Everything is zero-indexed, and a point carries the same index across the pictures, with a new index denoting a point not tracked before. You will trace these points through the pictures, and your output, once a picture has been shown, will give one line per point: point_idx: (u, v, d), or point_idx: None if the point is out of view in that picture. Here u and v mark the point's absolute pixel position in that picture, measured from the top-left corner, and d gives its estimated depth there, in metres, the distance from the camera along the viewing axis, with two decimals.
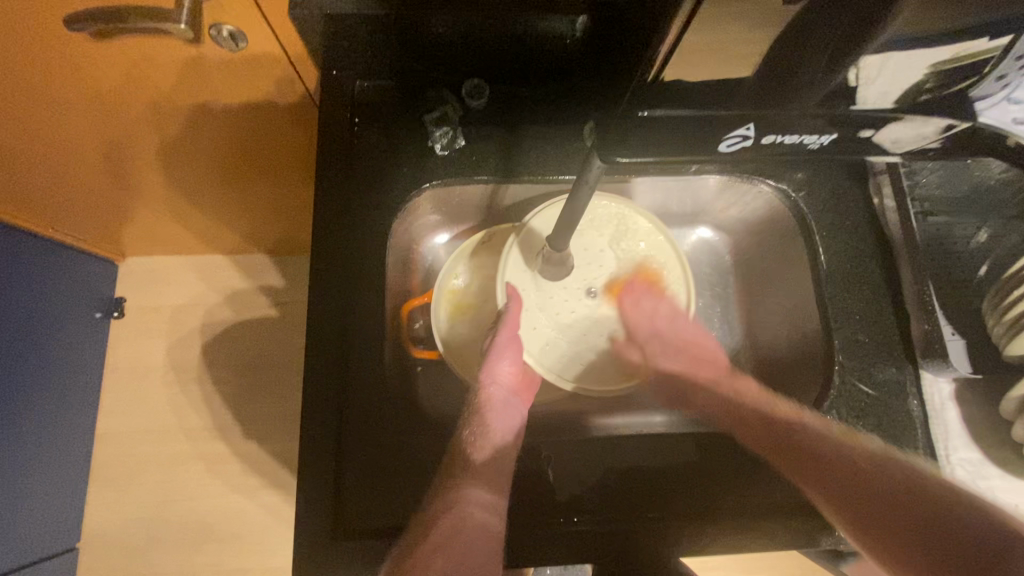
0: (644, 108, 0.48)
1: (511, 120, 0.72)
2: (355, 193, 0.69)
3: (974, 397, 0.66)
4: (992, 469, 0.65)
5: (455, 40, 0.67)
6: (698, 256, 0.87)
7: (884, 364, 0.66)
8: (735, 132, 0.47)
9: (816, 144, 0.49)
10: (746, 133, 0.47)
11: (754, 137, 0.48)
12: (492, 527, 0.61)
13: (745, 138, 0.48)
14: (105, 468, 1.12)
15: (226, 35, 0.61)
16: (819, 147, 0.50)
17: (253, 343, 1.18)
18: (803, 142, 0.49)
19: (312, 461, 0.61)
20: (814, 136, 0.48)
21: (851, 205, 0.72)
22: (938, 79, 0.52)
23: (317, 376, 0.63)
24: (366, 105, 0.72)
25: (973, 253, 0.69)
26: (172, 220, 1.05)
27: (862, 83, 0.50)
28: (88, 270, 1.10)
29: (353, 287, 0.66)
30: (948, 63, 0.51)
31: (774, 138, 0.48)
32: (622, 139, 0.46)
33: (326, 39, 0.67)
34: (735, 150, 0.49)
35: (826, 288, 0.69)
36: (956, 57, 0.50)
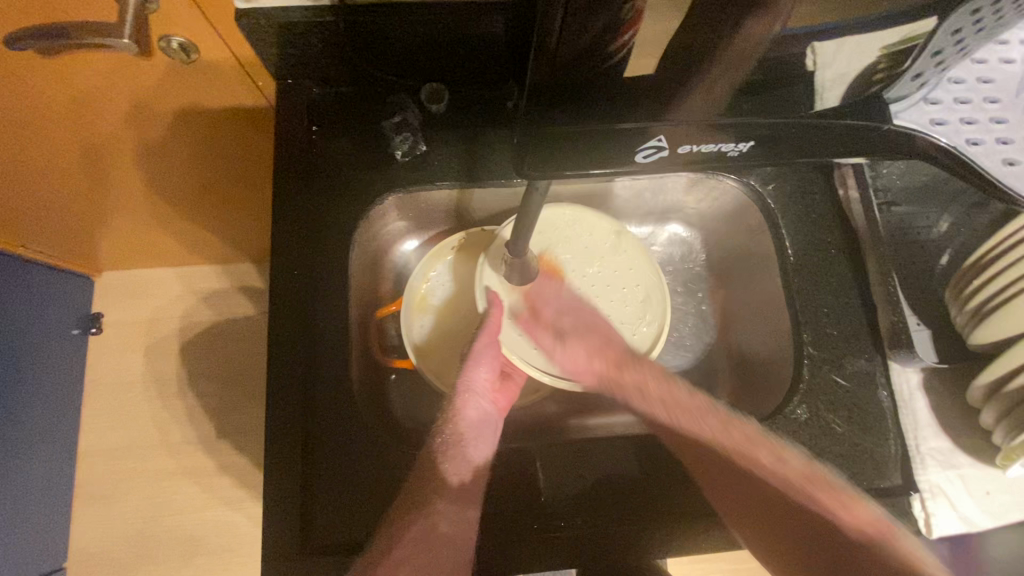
0: (588, 120, 0.45)
1: (472, 123, 0.72)
2: (316, 203, 0.68)
3: (942, 386, 0.67)
4: (963, 457, 0.65)
5: (411, 43, 0.66)
6: (670, 253, 0.86)
7: (853, 356, 0.66)
8: (647, 144, 0.46)
9: (737, 151, 0.48)
10: (658, 144, 0.47)
11: (669, 148, 0.47)
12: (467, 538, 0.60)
13: (659, 149, 0.47)
14: (87, 487, 1.10)
15: (176, 46, 0.60)
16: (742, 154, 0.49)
17: (232, 355, 1.16)
18: (721, 150, 0.48)
19: (281, 477, 0.60)
20: (732, 144, 0.48)
21: (817, 198, 0.71)
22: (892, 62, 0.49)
23: (285, 391, 0.62)
24: (325, 114, 0.71)
25: (936, 243, 0.69)
26: (144, 233, 1.03)
27: (818, 68, 0.49)
28: (61, 287, 1.08)
29: (319, 298, 0.65)
30: (900, 46, 0.48)
31: (691, 148, 0.48)
32: (553, 146, 0.45)
33: (280, 50, 0.66)
34: (654, 162, 0.48)
35: (795, 282, 0.69)
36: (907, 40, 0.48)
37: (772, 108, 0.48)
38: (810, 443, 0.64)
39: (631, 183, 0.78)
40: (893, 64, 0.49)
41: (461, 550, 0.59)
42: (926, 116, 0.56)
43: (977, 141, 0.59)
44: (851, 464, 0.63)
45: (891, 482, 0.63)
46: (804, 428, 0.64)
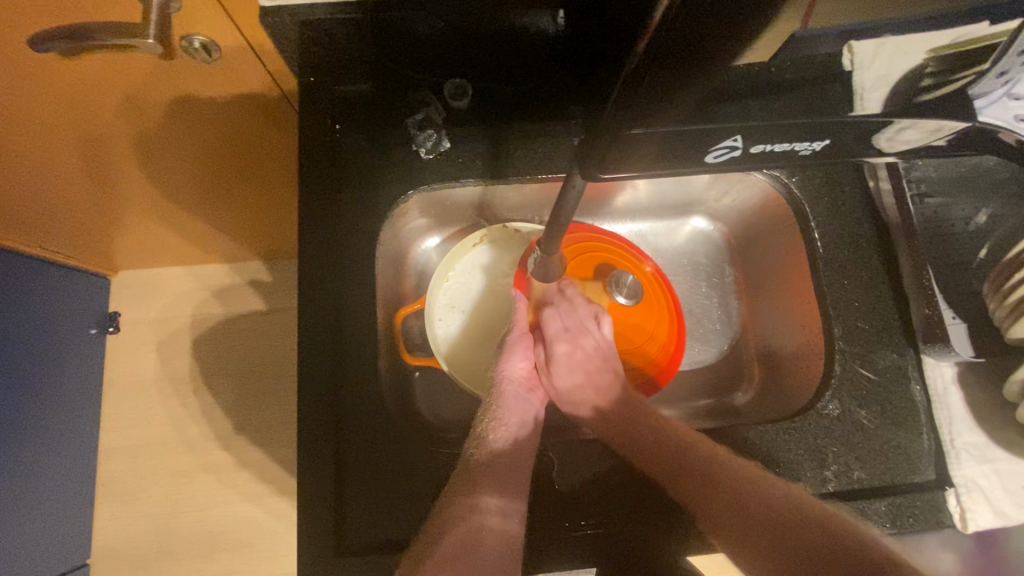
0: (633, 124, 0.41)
1: (497, 118, 0.71)
2: (340, 202, 0.68)
3: (976, 380, 0.66)
4: (997, 452, 0.64)
5: (436, 38, 0.65)
6: (693, 247, 0.86)
7: (885, 350, 0.65)
8: (720, 143, 0.45)
9: (808, 149, 0.47)
10: (733, 144, 0.46)
11: (743, 147, 0.46)
12: (509, 533, 0.61)
13: (733, 148, 0.46)
14: (109, 483, 1.11)
15: (198, 47, 0.59)
16: (811, 152, 0.48)
17: (250, 352, 1.17)
18: (793, 149, 0.47)
19: (311, 476, 0.60)
20: (806, 142, 0.46)
21: (846, 191, 0.70)
22: (942, 62, 0.52)
23: (313, 392, 0.62)
24: (347, 111, 0.70)
25: (972, 235, 0.68)
26: (161, 231, 1.03)
27: (856, 66, 0.54)
28: (80, 286, 1.08)
29: (344, 297, 0.65)
30: (948, 49, 0.50)
31: (764, 147, 0.46)
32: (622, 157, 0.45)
33: (301, 48, 0.65)
34: (723, 160, 0.48)
35: (824, 276, 0.68)
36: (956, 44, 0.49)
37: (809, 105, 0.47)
38: (841, 438, 0.64)
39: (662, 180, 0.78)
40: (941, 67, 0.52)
41: (507, 545, 0.60)
42: (1010, 112, 0.59)
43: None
44: (884, 460, 0.63)
45: (924, 477, 0.62)
46: (835, 424, 0.64)
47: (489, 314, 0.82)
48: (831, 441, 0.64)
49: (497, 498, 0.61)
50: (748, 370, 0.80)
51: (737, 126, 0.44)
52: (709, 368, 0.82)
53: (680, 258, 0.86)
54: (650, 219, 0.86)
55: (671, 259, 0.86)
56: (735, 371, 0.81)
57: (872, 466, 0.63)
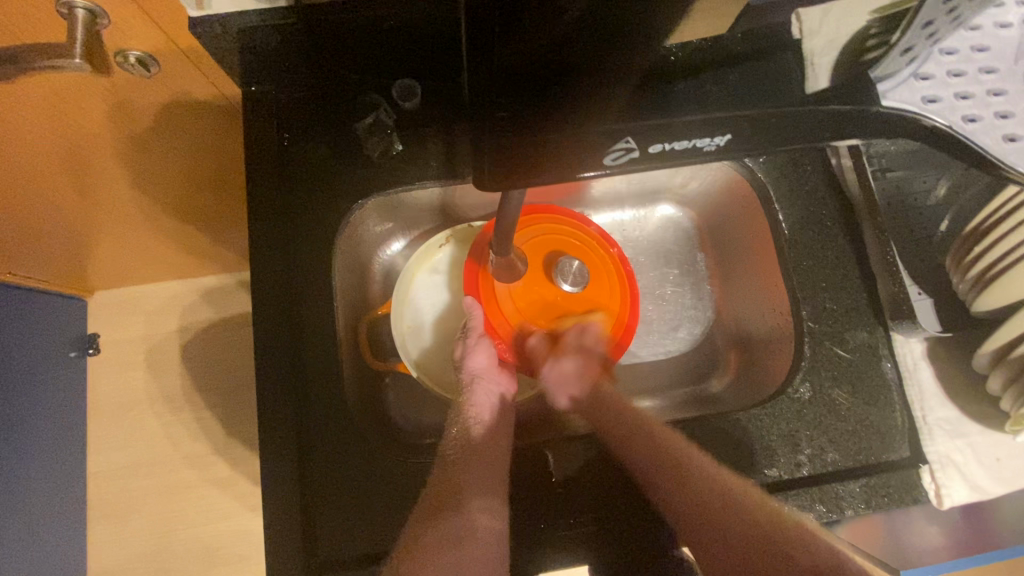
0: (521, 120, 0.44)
1: (448, 117, 0.69)
2: (293, 214, 0.66)
3: (946, 354, 0.65)
4: (970, 425, 0.64)
5: (374, 41, 0.63)
6: (662, 234, 0.84)
7: (855, 329, 0.65)
8: (616, 144, 0.44)
9: (712, 145, 0.45)
10: (628, 145, 0.44)
11: (639, 149, 0.45)
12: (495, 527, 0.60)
13: (629, 150, 0.44)
14: (100, 507, 1.10)
15: (134, 61, 0.56)
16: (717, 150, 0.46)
17: (232, 365, 1.15)
18: (696, 147, 0.45)
19: (281, 494, 0.59)
20: (705, 137, 0.45)
21: (809, 170, 0.69)
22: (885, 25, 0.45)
23: (278, 410, 0.61)
24: (294, 118, 0.68)
25: (934, 208, 0.67)
26: (128, 250, 1.01)
27: (804, 36, 0.48)
28: (54, 311, 1.06)
29: (303, 310, 0.63)
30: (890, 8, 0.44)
31: (662, 147, 0.45)
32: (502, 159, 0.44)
33: (240, 57, 0.63)
34: (622, 164, 0.45)
35: (792, 258, 0.67)
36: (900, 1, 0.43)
37: (745, 96, 0.46)
38: (815, 422, 0.63)
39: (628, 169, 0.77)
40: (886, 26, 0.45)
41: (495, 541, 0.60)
42: (918, 94, 0.50)
43: (974, 117, 0.52)
44: (859, 440, 0.62)
45: (899, 455, 0.62)
46: (807, 407, 0.63)
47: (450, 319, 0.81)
48: (805, 425, 0.63)
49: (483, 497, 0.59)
50: (723, 356, 0.80)
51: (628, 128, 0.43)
52: (684, 355, 0.81)
53: (649, 245, 0.84)
54: (617, 209, 0.84)
55: (641, 247, 0.84)
56: (711, 357, 0.80)
57: (847, 448, 0.62)
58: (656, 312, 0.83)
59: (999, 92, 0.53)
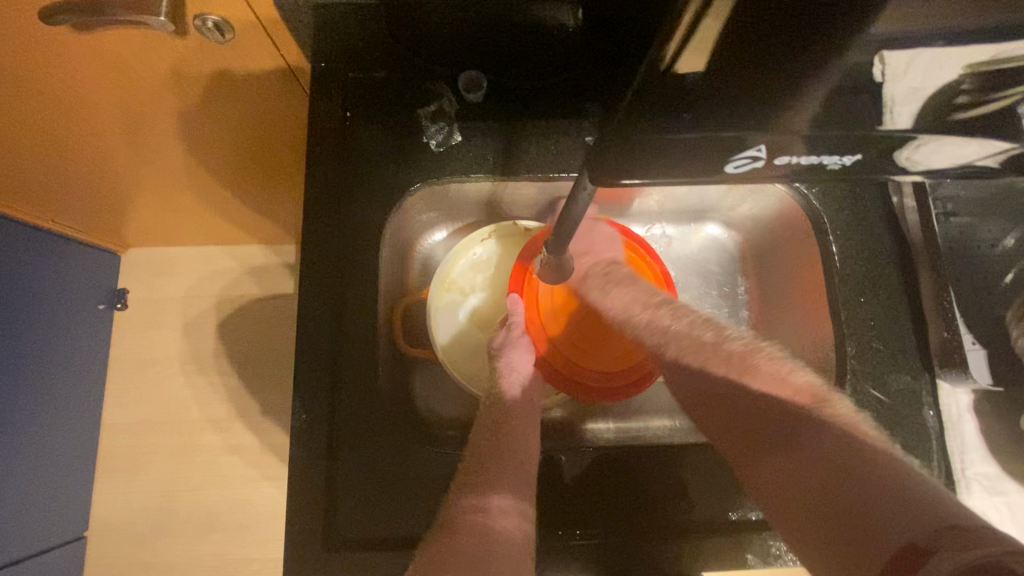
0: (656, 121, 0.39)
1: (510, 113, 0.69)
2: (344, 191, 0.66)
3: (993, 409, 0.63)
4: (1010, 484, 0.62)
5: (449, 30, 0.64)
6: (705, 254, 0.84)
7: (898, 372, 0.63)
8: (745, 152, 0.39)
9: (837, 164, 0.42)
10: (756, 154, 0.40)
11: (765, 158, 0.40)
12: None
13: (755, 159, 0.40)
14: (110, 458, 1.11)
15: (212, 25, 0.57)
16: (841, 168, 0.42)
17: (255, 335, 1.16)
18: (822, 163, 0.41)
19: (305, 467, 0.60)
20: (837, 155, 0.41)
21: (868, 205, 0.68)
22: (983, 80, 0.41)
23: (309, 384, 0.61)
24: (359, 99, 0.69)
25: (997, 259, 0.65)
26: (169, 211, 1.02)
27: (887, 79, 0.42)
28: (90, 261, 1.08)
29: (343, 288, 0.64)
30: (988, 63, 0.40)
31: (788, 159, 0.41)
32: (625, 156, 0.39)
33: (316, 33, 0.64)
34: (744, 172, 0.41)
35: (840, 291, 0.66)
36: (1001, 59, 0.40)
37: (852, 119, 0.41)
38: None
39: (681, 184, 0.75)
40: (978, 83, 0.41)
41: None
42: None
43: None
44: None
45: None
46: None
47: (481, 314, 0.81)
48: None
49: (506, 496, 0.58)
50: None
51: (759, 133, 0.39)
52: None
53: (691, 265, 0.84)
54: (663, 223, 0.84)
55: (682, 265, 0.83)
56: None
57: None
58: None
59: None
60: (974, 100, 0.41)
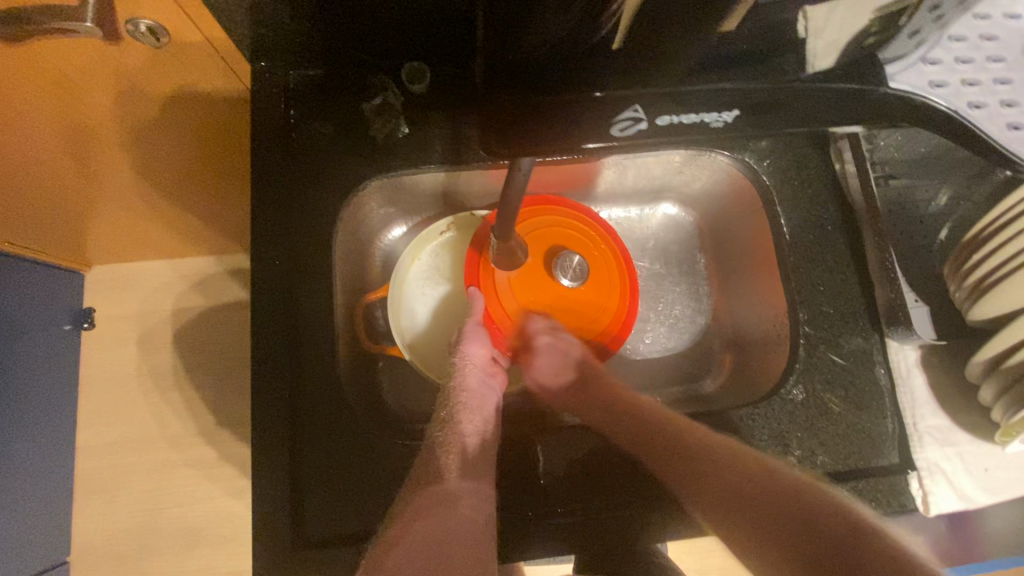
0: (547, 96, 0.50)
1: (457, 102, 0.69)
2: (293, 188, 0.66)
3: (940, 363, 0.65)
4: (960, 434, 0.64)
5: (387, 20, 0.63)
6: (663, 233, 0.85)
7: (850, 334, 0.65)
8: (624, 115, 0.51)
9: (719, 121, 0.52)
10: (635, 115, 0.51)
11: (646, 119, 0.52)
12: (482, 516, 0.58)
13: (636, 120, 0.52)
14: (87, 481, 1.09)
15: (145, 30, 0.54)
16: (725, 125, 0.53)
17: (225, 345, 1.15)
18: (703, 120, 0.52)
19: (268, 469, 0.59)
20: (714, 112, 0.52)
21: (813, 173, 0.69)
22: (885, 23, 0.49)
23: (270, 386, 0.61)
24: (303, 97, 0.69)
25: (935, 217, 0.68)
26: (127, 225, 1.00)
27: (810, 34, 0.50)
28: (51, 283, 1.05)
29: (297, 289, 0.63)
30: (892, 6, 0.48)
31: (669, 119, 0.52)
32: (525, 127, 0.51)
33: (253, 32, 0.63)
34: (631, 134, 0.53)
35: (791, 260, 0.67)
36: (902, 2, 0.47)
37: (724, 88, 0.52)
38: (806, 424, 0.63)
39: (631, 163, 0.75)
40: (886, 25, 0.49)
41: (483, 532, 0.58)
42: (925, 77, 0.60)
43: (980, 103, 0.61)
44: (848, 444, 0.62)
45: (887, 461, 0.62)
46: (799, 409, 0.63)
47: (442, 307, 0.81)
48: (796, 426, 0.63)
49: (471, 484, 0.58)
50: (718, 356, 0.80)
51: (635, 97, 0.51)
52: (679, 354, 0.81)
53: (650, 244, 0.85)
54: (620, 205, 0.84)
55: (641, 246, 0.84)
56: (706, 357, 0.80)
57: (835, 451, 0.62)
58: (653, 311, 0.83)
59: (936, 63, 0.61)
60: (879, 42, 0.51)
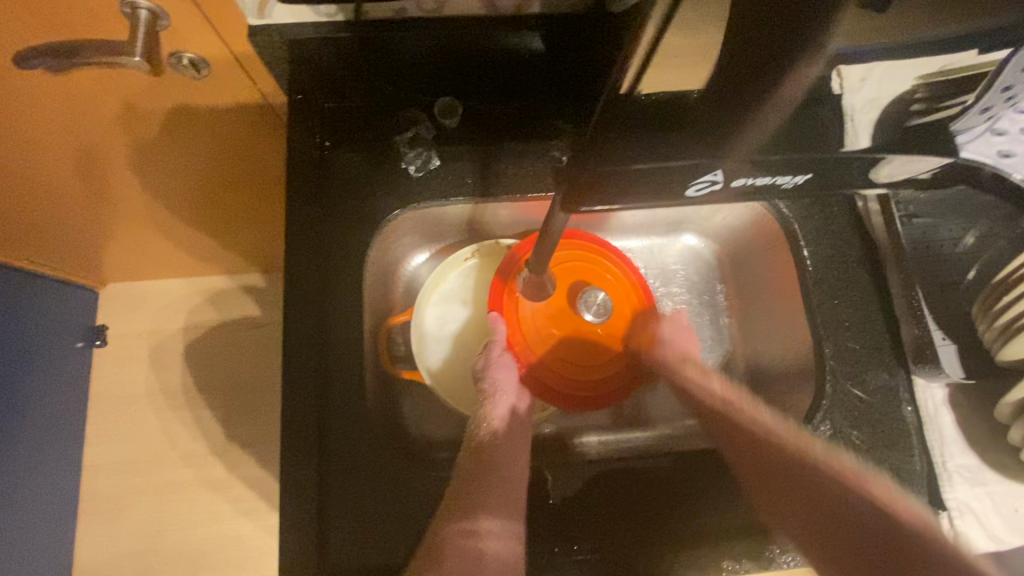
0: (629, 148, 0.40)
1: (487, 137, 0.71)
2: (324, 216, 0.67)
3: (968, 402, 0.65)
4: (990, 474, 0.64)
5: (425, 57, 0.65)
6: (685, 264, 0.85)
7: (876, 370, 0.65)
8: (702, 177, 0.41)
9: (791, 184, 0.43)
10: (714, 178, 0.41)
11: (724, 182, 0.42)
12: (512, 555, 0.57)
13: (714, 183, 0.42)
14: (92, 501, 1.08)
15: (188, 63, 0.58)
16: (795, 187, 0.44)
17: (238, 366, 1.14)
18: (776, 183, 0.43)
19: (292, 498, 0.59)
20: (789, 176, 0.42)
21: (836, 210, 0.70)
22: (931, 90, 0.52)
23: (298, 414, 0.61)
24: (337, 128, 0.70)
25: (960, 256, 0.68)
26: (149, 245, 1.01)
27: (845, 89, 0.49)
28: (67, 300, 1.06)
29: (325, 317, 0.64)
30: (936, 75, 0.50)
31: (745, 181, 0.42)
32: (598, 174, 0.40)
33: (293, 67, 0.64)
34: (705, 196, 0.43)
35: (816, 294, 0.68)
36: (945, 72, 0.50)
37: (800, 145, 0.43)
38: None
39: None
40: (929, 94, 0.51)
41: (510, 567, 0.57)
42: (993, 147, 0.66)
43: None
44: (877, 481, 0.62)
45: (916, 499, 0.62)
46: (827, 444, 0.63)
47: (464, 334, 0.80)
48: None
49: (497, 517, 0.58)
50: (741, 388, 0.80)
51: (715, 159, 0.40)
52: None
53: (672, 275, 0.85)
54: (643, 236, 0.85)
55: (663, 276, 0.85)
56: None
57: None
58: None
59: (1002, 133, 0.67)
60: (925, 106, 0.51)
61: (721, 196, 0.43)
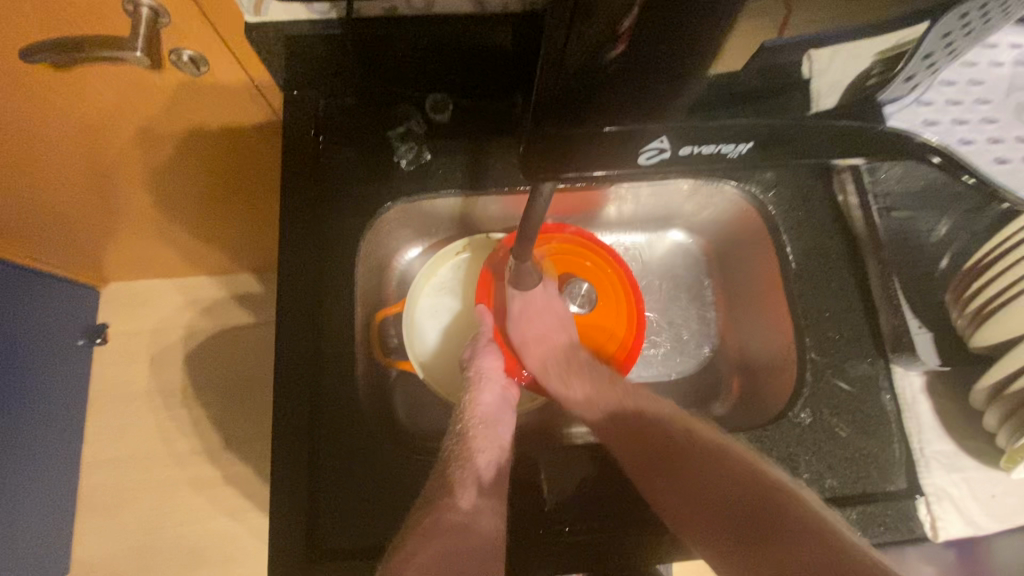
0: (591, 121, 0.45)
1: (477, 132, 0.73)
2: (318, 208, 0.69)
3: (946, 389, 0.67)
4: (968, 460, 0.65)
5: (416, 54, 0.68)
6: (672, 258, 0.87)
7: (857, 360, 0.66)
8: (651, 145, 0.47)
9: (735, 151, 0.50)
10: (660, 145, 0.47)
11: (669, 149, 0.48)
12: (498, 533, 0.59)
13: (661, 150, 0.48)
14: (90, 497, 1.10)
15: (186, 60, 0.60)
16: (739, 155, 0.50)
17: (235, 362, 1.16)
18: (719, 150, 0.49)
19: (284, 482, 0.61)
20: (733, 144, 0.48)
21: (817, 204, 0.72)
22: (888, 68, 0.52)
23: (291, 401, 0.63)
24: (333, 123, 0.72)
25: (936, 246, 0.70)
26: (147, 244, 1.03)
27: (813, 75, 0.50)
28: (67, 299, 1.08)
29: (318, 306, 0.66)
30: (892, 53, 0.50)
31: (691, 148, 0.48)
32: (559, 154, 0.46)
33: (289, 63, 0.67)
34: (654, 163, 0.49)
35: (798, 287, 0.69)
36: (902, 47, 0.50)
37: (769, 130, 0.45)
38: (814, 448, 0.64)
39: (643, 189, 0.78)
40: (887, 70, 0.52)
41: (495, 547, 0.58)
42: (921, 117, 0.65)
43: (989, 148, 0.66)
44: (857, 467, 0.63)
45: (895, 486, 0.63)
46: (807, 431, 0.64)
47: (455, 326, 0.82)
48: (803, 450, 0.64)
49: (483, 499, 0.59)
50: (728, 380, 0.81)
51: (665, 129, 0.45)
52: (689, 378, 0.83)
53: (659, 269, 0.87)
54: (631, 231, 0.87)
55: (651, 270, 0.87)
56: (714, 380, 0.82)
57: (844, 475, 0.63)
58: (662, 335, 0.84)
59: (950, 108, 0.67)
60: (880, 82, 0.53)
61: (670, 163, 0.49)
